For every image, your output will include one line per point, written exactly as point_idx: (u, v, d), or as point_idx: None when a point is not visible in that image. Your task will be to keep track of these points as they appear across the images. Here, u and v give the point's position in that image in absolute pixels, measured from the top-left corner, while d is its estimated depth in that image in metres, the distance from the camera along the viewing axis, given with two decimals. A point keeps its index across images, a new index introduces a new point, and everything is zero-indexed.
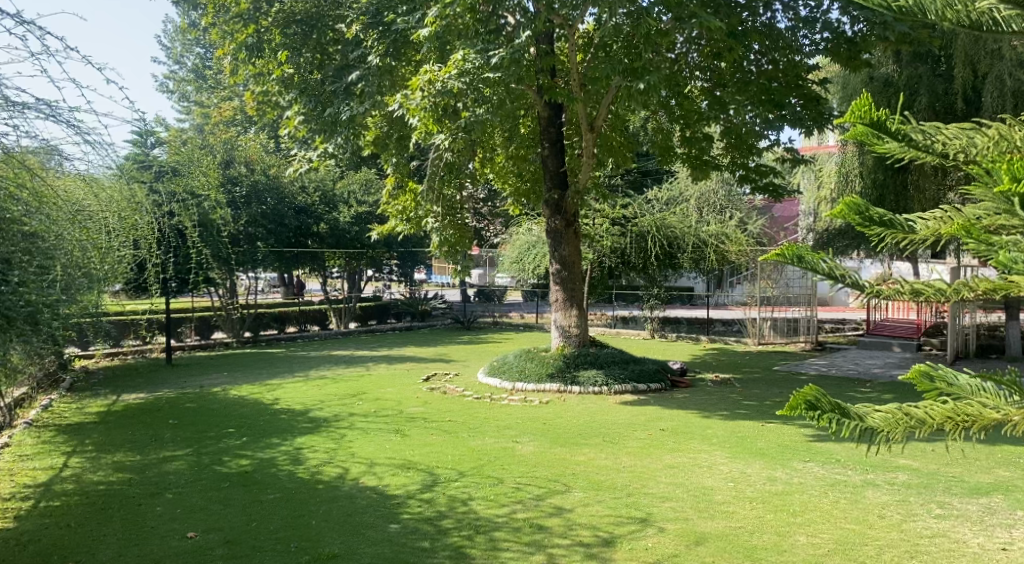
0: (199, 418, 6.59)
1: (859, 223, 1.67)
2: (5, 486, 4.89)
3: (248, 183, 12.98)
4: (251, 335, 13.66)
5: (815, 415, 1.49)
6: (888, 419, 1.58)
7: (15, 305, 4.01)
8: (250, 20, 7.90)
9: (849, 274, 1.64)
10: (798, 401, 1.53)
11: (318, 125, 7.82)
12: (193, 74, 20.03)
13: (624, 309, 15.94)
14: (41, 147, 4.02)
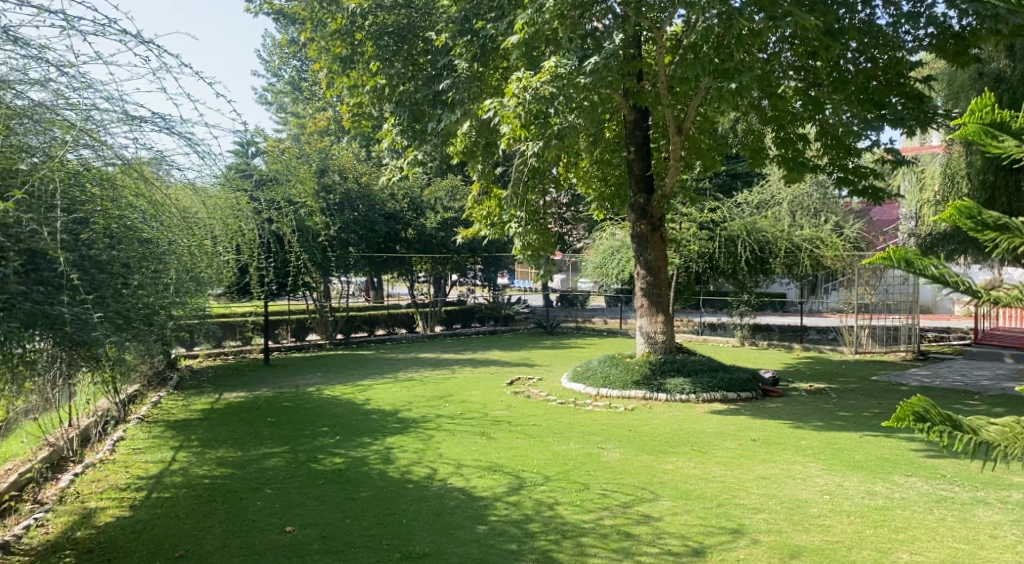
0: (294, 416, 6.84)
1: (970, 228, 1.74)
2: (122, 477, 5.23)
3: (341, 191, 13.40)
4: (342, 336, 14.18)
5: (924, 428, 1.56)
6: (1005, 434, 1.65)
7: (134, 307, 4.32)
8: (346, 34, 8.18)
9: (961, 281, 1.69)
10: (906, 412, 1.60)
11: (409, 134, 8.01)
12: (290, 86, 20.91)
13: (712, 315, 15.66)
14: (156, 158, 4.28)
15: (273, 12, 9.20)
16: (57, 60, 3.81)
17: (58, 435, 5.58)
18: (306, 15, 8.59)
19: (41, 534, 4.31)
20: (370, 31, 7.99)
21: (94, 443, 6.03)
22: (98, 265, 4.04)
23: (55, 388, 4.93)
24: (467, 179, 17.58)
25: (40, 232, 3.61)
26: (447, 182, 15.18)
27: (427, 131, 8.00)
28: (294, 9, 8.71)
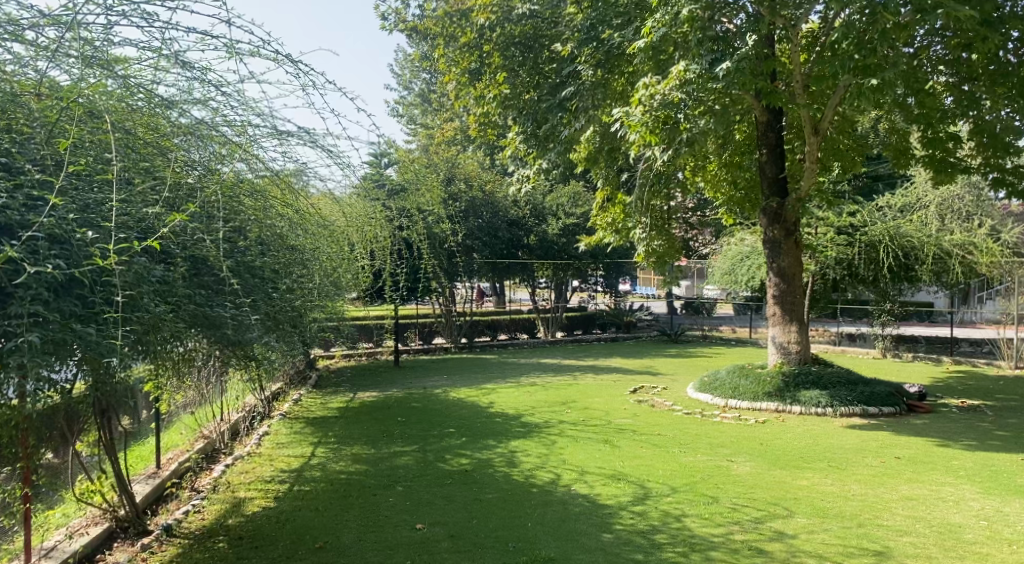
0: (422, 417, 7.06)
1: None
2: (267, 470, 5.57)
3: (466, 199, 13.75)
4: (466, 341, 14.65)
5: None
6: None
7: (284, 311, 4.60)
8: (475, 47, 8.44)
9: None
10: None
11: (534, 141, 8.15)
12: (420, 98, 21.69)
13: (853, 326, 15.04)
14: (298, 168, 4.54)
15: (406, 29, 9.59)
16: (216, 80, 4.13)
17: (211, 428, 6.05)
18: (436, 30, 8.83)
19: (198, 520, 4.67)
20: (498, 42, 8.20)
21: (242, 436, 6.47)
22: (248, 270, 4.36)
23: (209, 383, 5.35)
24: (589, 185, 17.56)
25: (203, 240, 3.99)
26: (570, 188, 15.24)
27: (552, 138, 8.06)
28: (426, 25, 9.03)
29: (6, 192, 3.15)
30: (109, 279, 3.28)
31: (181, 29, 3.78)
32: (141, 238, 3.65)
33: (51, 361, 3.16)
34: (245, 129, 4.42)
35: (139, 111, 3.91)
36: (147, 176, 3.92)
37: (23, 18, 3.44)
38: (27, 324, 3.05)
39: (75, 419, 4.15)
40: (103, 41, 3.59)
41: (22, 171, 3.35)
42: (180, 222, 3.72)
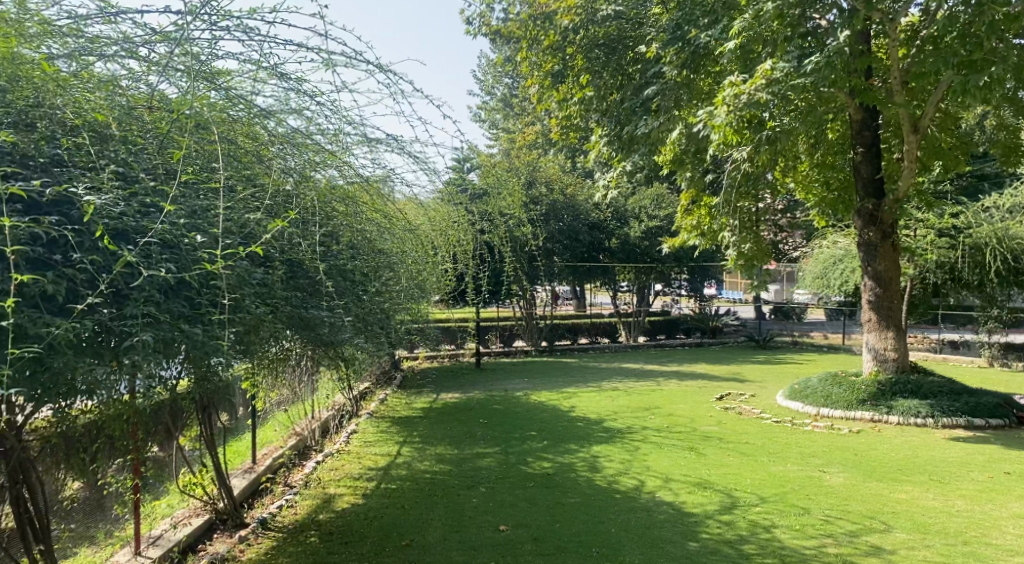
0: (505, 419, 7.12)
1: None
2: (355, 467, 5.73)
3: (547, 202, 13.81)
4: (547, 344, 14.82)
5: None
6: None
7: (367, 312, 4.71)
8: (557, 50, 8.36)
9: None
10: None
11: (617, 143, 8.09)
12: (502, 103, 21.92)
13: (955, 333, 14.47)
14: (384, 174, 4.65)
15: (489, 35, 9.69)
16: (310, 91, 4.28)
17: (303, 425, 6.28)
18: (520, 34, 8.85)
19: (291, 514, 4.85)
20: (581, 44, 8.15)
21: (332, 434, 6.68)
22: (329, 270, 4.52)
23: (301, 381, 5.55)
24: (673, 187, 17.23)
25: (300, 244, 4.17)
26: (652, 190, 15.00)
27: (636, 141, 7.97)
28: (509, 30, 9.09)
29: (123, 200, 3.36)
30: (216, 282, 3.45)
31: (279, 42, 3.93)
32: (243, 243, 3.83)
33: (161, 359, 3.34)
34: (338, 137, 4.57)
35: (239, 121, 4.10)
36: (247, 183, 4.11)
37: (136, 35, 3.65)
38: (141, 324, 3.24)
39: (179, 414, 4.39)
40: (208, 55, 3.78)
41: (137, 179, 3.56)
42: (278, 228, 3.89)
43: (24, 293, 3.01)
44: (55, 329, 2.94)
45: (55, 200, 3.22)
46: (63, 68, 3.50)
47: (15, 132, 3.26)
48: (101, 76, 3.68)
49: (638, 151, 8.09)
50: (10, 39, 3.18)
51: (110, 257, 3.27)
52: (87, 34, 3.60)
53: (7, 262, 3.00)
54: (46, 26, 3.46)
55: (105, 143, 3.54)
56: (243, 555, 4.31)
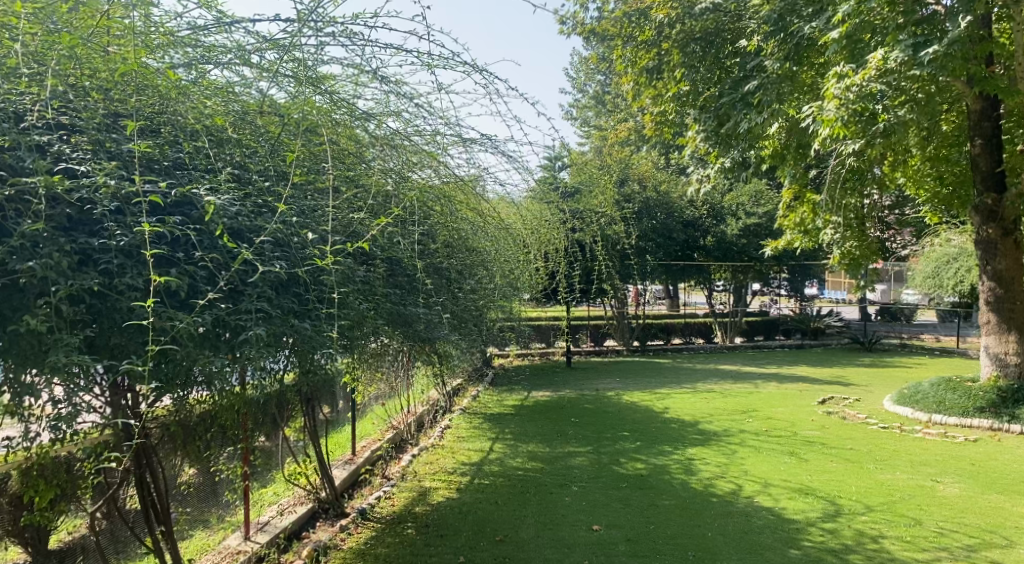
0: (597, 419, 7.10)
1: None
2: (449, 461, 5.83)
3: (639, 200, 13.67)
4: (640, 344, 14.82)
5: None
6: None
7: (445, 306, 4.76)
8: (652, 45, 8.25)
9: None
10: None
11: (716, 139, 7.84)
12: (594, 100, 21.80)
13: None
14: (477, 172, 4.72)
15: (583, 32, 9.65)
16: (409, 93, 4.38)
17: (400, 420, 6.46)
18: (615, 31, 8.78)
19: (388, 505, 4.99)
20: (677, 38, 7.91)
21: (426, 429, 6.84)
22: (426, 268, 4.63)
23: (398, 376, 5.70)
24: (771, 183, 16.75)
25: (399, 242, 4.31)
26: (750, 186, 14.58)
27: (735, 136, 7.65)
28: (603, 26, 8.99)
29: (238, 201, 3.56)
30: (324, 278, 3.65)
31: (380, 46, 4.03)
32: (348, 241, 4.00)
33: (271, 351, 3.51)
34: (435, 137, 4.68)
35: (341, 123, 4.23)
36: (351, 185, 4.25)
37: (248, 43, 3.82)
38: (254, 317, 3.42)
39: (286, 406, 4.59)
40: (313, 61, 3.92)
41: (251, 181, 3.76)
42: (380, 228, 4.05)
43: (151, 289, 3.22)
44: (178, 323, 3.12)
45: (178, 202, 3.43)
46: (182, 76, 3.70)
47: (144, 138, 3.48)
48: (216, 83, 3.87)
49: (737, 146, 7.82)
50: (139, 50, 3.38)
51: (227, 255, 3.46)
52: (204, 43, 3.80)
53: (136, 261, 3.22)
54: (168, 37, 3.67)
55: (223, 147, 3.75)
56: (344, 544, 4.47)
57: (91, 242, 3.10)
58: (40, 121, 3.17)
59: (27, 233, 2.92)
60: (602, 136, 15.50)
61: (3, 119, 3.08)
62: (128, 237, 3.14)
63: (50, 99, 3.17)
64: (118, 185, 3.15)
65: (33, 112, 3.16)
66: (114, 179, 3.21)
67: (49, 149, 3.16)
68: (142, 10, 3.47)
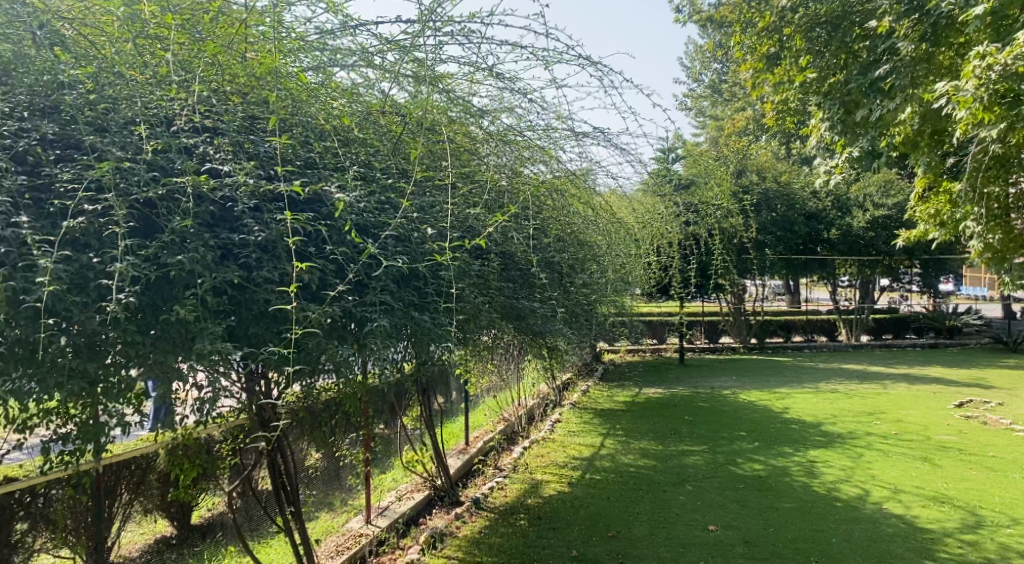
0: (711, 417, 6.94)
1: None
2: (560, 455, 5.86)
3: (758, 191, 13.22)
4: (756, 342, 14.40)
5: None
6: None
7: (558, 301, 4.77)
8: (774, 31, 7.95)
9: None
10: None
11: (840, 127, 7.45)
12: (710, 89, 21.23)
13: None
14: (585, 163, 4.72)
15: (701, 20, 9.44)
16: (523, 89, 4.40)
17: (510, 412, 6.55)
18: (735, 18, 8.57)
19: (502, 496, 5.07)
20: (800, 23, 7.53)
21: (537, 421, 6.89)
22: (540, 262, 4.66)
23: (509, 368, 5.78)
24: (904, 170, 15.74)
25: (512, 236, 4.38)
26: (880, 176, 13.79)
27: (863, 125, 7.16)
28: (722, 13, 8.76)
29: (365, 198, 3.71)
30: (443, 272, 3.75)
31: (497, 43, 4.11)
32: (464, 236, 4.12)
33: (393, 342, 3.65)
34: (547, 132, 4.71)
35: (457, 122, 4.34)
36: (467, 180, 4.34)
37: (372, 45, 3.98)
38: (379, 310, 3.56)
39: (403, 394, 4.75)
40: (432, 61, 4.03)
41: (375, 179, 3.91)
42: (496, 224, 4.13)
43: (285, 281, 3.40)
44: (310, 314, 3.29)
45: (310, 199, 3.61)
46: (312, 79, 3.88)
47: (280, 138, 3.69)
48: (342, 85, 4.05)
49: (864, 134, 7.31)
50: (273, 54, 3.58)
51: (355, 249, 3.62)
52: (331, 46, 3.97)
53: (272, 255, 3.41)
54: (300, 42, 3.86)
55: (349, 146, 3.94)
56: (459, 532, 4.57)
57: (232, 238, 3.30)
58: (188, 125, 3.39)
59: (176, 230, 3.13)
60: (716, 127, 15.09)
61: (157, 124, 3.33)
62: (265, 232, 3.33)
63: (196, 103, 3.39)
64: (256, 183, 3.34)
65: (182, 116, 3.39)
66: (253, 178, 3.42)
67: (195, 150, 3.37)
68: (276, 17, 3.66)
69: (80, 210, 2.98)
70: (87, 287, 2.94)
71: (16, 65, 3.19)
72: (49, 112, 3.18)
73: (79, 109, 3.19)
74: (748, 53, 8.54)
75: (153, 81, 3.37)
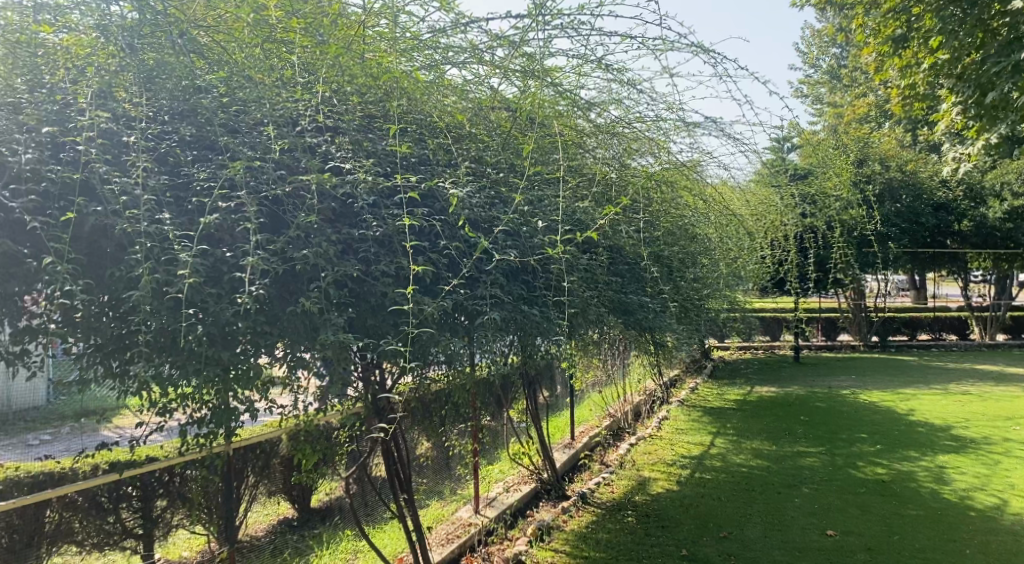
0: (829, 418, 6.66)
1: None
2: (668, 453, 5.79)
3: (882, 181, 12.50)
4: (878, 340, 13.80)
5: None
6: None
7: (667, 297, 4.70)
8: (902, 11, 7.44)
9: None
10: None
11: (976, 112, 6.93)
12: (829, 75, 20.18)
13: None
14: (693, 154, 4.59)
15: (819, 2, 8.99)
16: (633, 81, 4.30)
17: (616, 408, 6.52)
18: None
19: (609, 492, 5.05)
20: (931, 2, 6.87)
21: (643, 418, 6.82)
22: (650, 257, 4.60)
23: (614, 363, 5.75)
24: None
25: (621, 230, 4.34)
26: (1018, 163, 12.75)
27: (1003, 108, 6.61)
28: None
29: (476, 192, 3.76)
30: (554, 266, 3.75)
31: (607, 34, 4.05)
32: (575, 230, 4.10)
33: (503, 335, 3.69)
34: (655, 123, 4.61)
35: (565, 115, 4.30)
36: (576, 175, 4.34)
37: (481, 42, 4.00)
38: (489, 303, 3.60)
39: (508, 387, 4.82)
40: (542, 55, 4.01)
41: (486, 174, 3.99)
42: (606, 217, 4.09)
43: (402, 275, 3.49)
44: (426, 307, 3.36)
45: (424, 195, 3.69)
46: (425, 78, 3.94)
47: (397, 137, 3.78)
48: (453, 82, 4.11)
49: (1004, 119, 6.76)
50: (388, 55, 3.66)
51: (468, 244, 3.68)
52: (443, 44, 4.01)
53: (388, 250, 3.52)
54: (414, 42, 3.92)
55: (462, 142, 4.01)
56: (566, 525, 4.58)
57: (352, 233, 3.41)
58: (311, 125, 3.53)
59: (301, 225, 3.24)
60: (835, 114, 14.39)
61: (284, 125, 3.48)
62: (382, 228, 3.43)
63: (319, 104, 3.52)
64: (375, 180, 3.43)
65: (306, 116, 3.52)
66: (372, 175, 3.52)
67: (318, 149, 3.49)
68: (393, 18, 3.74)
69: (214, 207, 3.13)
70: (221, 279, 3.07)
71: (159, 71, 3.34)
72: (186, 115, 3.35)
73: (213, 111, 3.35)
74: (872, 36, 8.26)
75: (280, 83, 3.52)
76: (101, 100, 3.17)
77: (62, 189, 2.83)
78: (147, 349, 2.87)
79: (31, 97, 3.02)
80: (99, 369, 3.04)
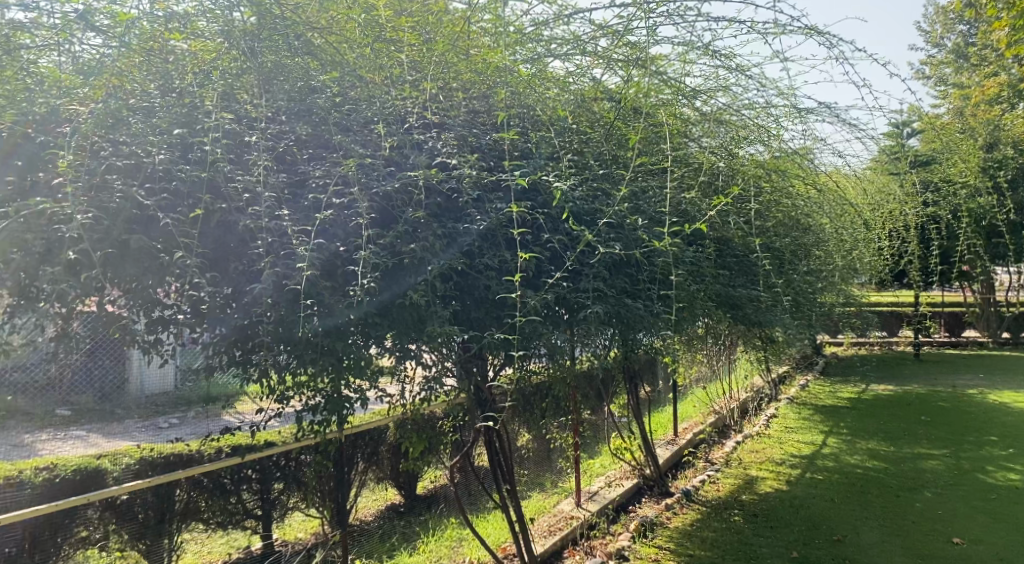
0: (954, 419, 6.27)
1: None
2: (777, 452, 5.60)
3: (1014, 166, 11.59)
4: (1010, 336, 12.93)
5: None
6: None
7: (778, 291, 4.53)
8: None
9: None
10: None
11: None
12: (954, 52, 18.84)
13: None
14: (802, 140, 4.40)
15: None
16: (740, 67, 4.16)
17: (721, 404, 6.35)
18: None
19: (714, 490, 4.93)
20: None
21: (751, 415, 6.62)
22: (760, 249, 4.44)
23: (719, 358, 5.60)
24: None
25: (729, 222, 4.21)
26: None
27: None
28: None
29: (578, 185, 3.74)
30: (659, 259, 3.67)
31: (714, 19, 3.93)
32: (680, 222, 4.01)
33: (606, 328, 3.65)
34: (762, 110, 4.44)
35: (668, 104, 4.20)
36: (680, 165, 4.24)
37: (585, 33, 3.95)
38: (592, 296, 3.55)
39: (609, 381, 4.76)
40: (645, 43, 3.93)
41: (589, 167, 3.95)
42: (714, 209, 3.97)
43: (505, 268, 3.50)
44: (530, 300, 3.35)
45: (528, 189, 3.69)
46: (529, 72, 3.93)
47: (502, 131, 3.80)
48: (555, 74, 4.10)
49: None
50: (493, 50, 3.68)
51: (571, 237, 3.65)
52: (545, 37, 3.99)
53: (492, 243, 3.55)
54: (517, 36, 3.92)
55: (565, 134, 3.99)
56: (670, 522, 4.51)
57: (458, 227, 3.44)
58: (418, 122, 3.59)
59: (409, 220, 3.30)
60: (960, 96, 13.46)
61: (393, 122, 3.55)
62: (487, 221, 3.45)
63: (427, 101, 3.61)
64: (479, 174, 3.46)
65: (414, 114, 3.60)
66: (476, 169, 3.55)
67: (425, 145, 3.55)
68: (496, 14, 3.76)
69: (329, 203, 3.23)
70: (334, 272, 3.15)
71: (277, 74, 3.48)
72: (302, 114, 3.44)
73: (328, 110, 3.45)
74: (1005, 9, 7.61)
75: (389, 82, 3.63)
76: (226, 102, 3.31)
77: (191, 189, 2.94)
78: (267, 340, 2.98)
79: (164, 100, 3.14)
80: (224, 359, 3.20)
